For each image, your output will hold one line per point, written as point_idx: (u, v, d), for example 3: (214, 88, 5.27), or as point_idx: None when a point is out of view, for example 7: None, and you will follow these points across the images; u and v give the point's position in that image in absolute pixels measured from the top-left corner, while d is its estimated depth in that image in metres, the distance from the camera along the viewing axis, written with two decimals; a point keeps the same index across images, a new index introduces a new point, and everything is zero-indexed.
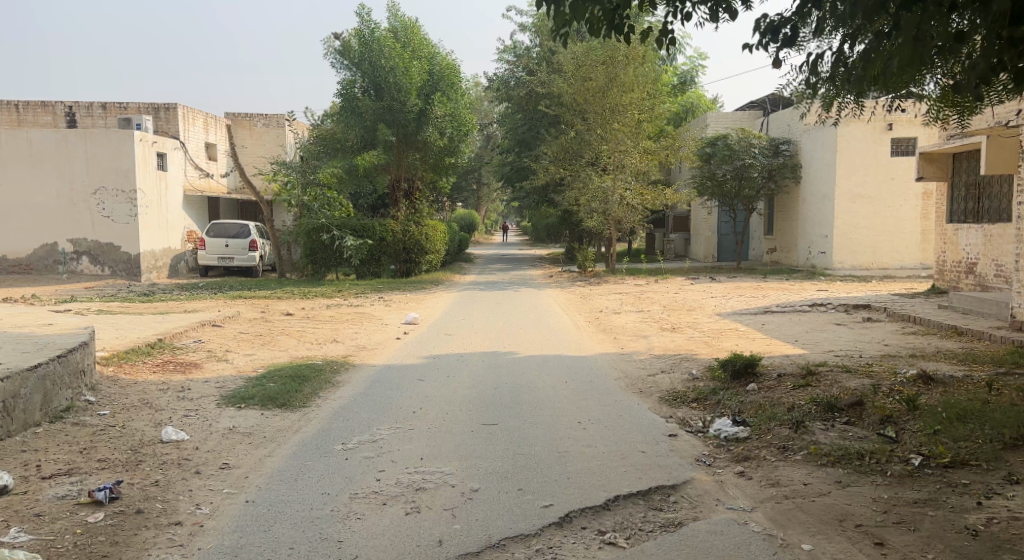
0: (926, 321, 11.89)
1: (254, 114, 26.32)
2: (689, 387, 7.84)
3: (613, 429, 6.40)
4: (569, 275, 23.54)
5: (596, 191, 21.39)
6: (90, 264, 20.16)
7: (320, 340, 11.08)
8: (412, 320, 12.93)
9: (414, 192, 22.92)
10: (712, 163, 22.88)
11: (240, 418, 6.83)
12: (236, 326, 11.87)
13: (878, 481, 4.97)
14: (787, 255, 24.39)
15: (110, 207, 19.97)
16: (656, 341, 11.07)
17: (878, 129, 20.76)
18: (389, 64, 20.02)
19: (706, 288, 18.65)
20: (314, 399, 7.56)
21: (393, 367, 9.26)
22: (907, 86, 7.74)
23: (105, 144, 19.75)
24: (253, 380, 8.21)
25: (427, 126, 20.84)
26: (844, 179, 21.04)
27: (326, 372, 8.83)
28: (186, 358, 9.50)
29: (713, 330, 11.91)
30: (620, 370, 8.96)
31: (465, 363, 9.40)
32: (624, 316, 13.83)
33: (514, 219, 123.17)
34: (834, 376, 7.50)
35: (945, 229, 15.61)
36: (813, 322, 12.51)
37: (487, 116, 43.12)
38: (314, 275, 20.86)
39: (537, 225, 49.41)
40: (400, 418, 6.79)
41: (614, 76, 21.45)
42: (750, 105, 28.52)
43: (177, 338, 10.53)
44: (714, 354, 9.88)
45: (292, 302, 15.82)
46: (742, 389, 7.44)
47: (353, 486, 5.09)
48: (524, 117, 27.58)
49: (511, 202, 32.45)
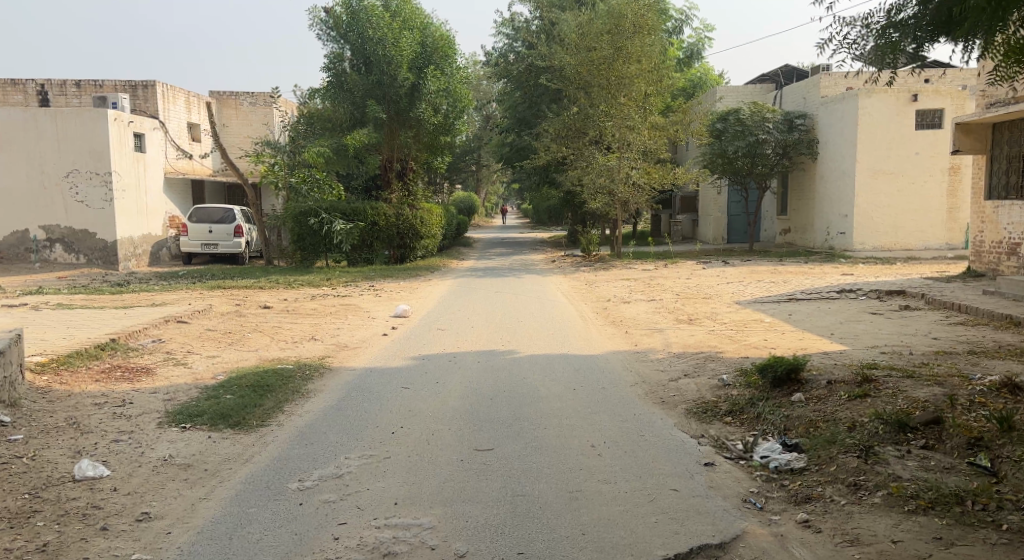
0: (973, 309, 10.64)
1: (239, 93, 24.97)
2: (720, 396, 6.64)
3: (634, 456, 5.20)
4: (572, 260, 22.31)
5: (600, 169, 19.97)
6: (65, 252, 18.92)
7: (296, 338, 9.87)
8: (401, 313, 11.68)
9: (408, 173, 21.68)
10: (724, 140, 21.39)
11: (180, 443, 5.60)
12: (205, 322, 10.65)
13: (992, 539, 3.82)
14: (802, 235, 23.13)
15: (84, 190, 18.70)
16: (673, 335, 9.84)
17: (902, 100, 19.45)
18: (378, 35, 18.69)
19: (719, 272, 17.40)
20: (275, 415, 6.36)
21: (376, 371, 8.04)
22: (986, 30, 6.41)
23: (77, 125, 18.48)
24: (207, 392, 6.98)
25: (419, 102, 19.52)
26: (866, 154, 19.69)
27: (296, 378, 7.61)
28: (138, 363, 8.28)
29: (735, 322, 10.69)
30: (637, 373, 7.75)
31: (459, 366, 8.20)
32: (634, 306, 12.62)
33: (514, 201, 121.75)
34: (896, 383, 6.27)
35: (982, 207, 14.34)
36: (845, 311, 11.29)
37: (485, 95, 41.67)
38: (303, 263, 19.60)
39: (537, 207, 48.12)
40: (375, 442, 5.58)
41: (621, 46, 20.03)
42: (761, 78, 27.13)
43: (133, 338, 9.31)
44: (742, 351, 8.66)
45: (274, 292, 14.61)
46: (785, 401, 6.21)
47: (301, 550, 3.91)
48: (524, 94, 26.22)
49: (511, 183, 31.12)
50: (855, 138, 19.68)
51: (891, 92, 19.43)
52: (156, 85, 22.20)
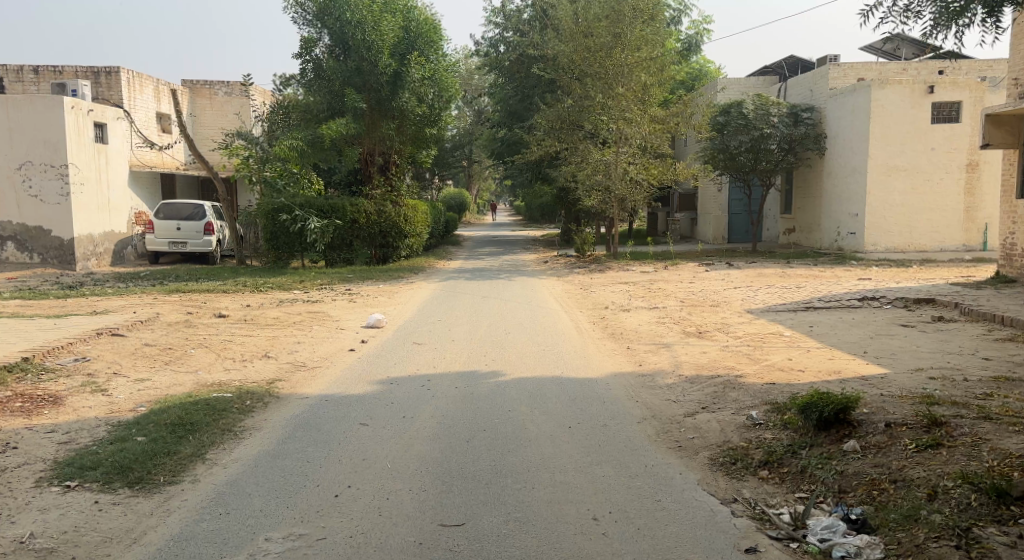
0: (1021, 323, 9.37)
1: (214, 82, 23.57)
2: (750, 440, 5.33)
3: (648, 537, 3.94)
4: (566, 261, 20.98)
5: (597, 164, 18.74)
6: (17, 251, 17.44)
7: (246, 355, 8.52)
8: (374, 323, 10.33)
9: (391, 167, 20.30)
10: (726, 134, 20.14)
11: (52, 514, 4.30)
12: (145, 335, 9.32)
13: None
14: (808, 235, 21.90)
15: (38, 184, 17.26)
16: (681, 352, 8.56)
17: (917, 91, 18.23)
18: (356, 18, 17.30)
19: (724, 275, 16.14)
20: (191, 468, 5.06)
21: (332, 401, 6.69)
22: None
23: (31, 113, 17.12)
24: (114, 433, 5.65)
25: (403, 91, 18.02)
26: (879, 149, 18.44)
27: (230, 411, 6.29)
28: (48, 391, 6.95)
29: (752, 336, 9.40)
30: (643, 404, 6.43)
31: (432, 394, 6.87)
32: (635, 315, 11.33)
33: (507, 198, 120.18)
34: (975, 429, 4.95)
35: (1015, 206, 13.14)
36: (873, 323, 9.97)
37: (477, 89, 40.28)
38: (277, 263, 18.16)
39: (530, 204, 46.72)
40: (310, 513, 4.30)
41: (619, 33, 18.69)
42: (763, 70, 25.89)
43: (52, 357, 7.97)
44: (767, 374, 7.37)
45: (238, 298, 13.25)
46: (835, 450, 4.92)
47: None
48: (517, 87, 24.90)
49: (502, 179, 29.75)
50: (867, 132, 18.43)
51: (906, 83, 18.19)
52: (121, 72, 20.82)
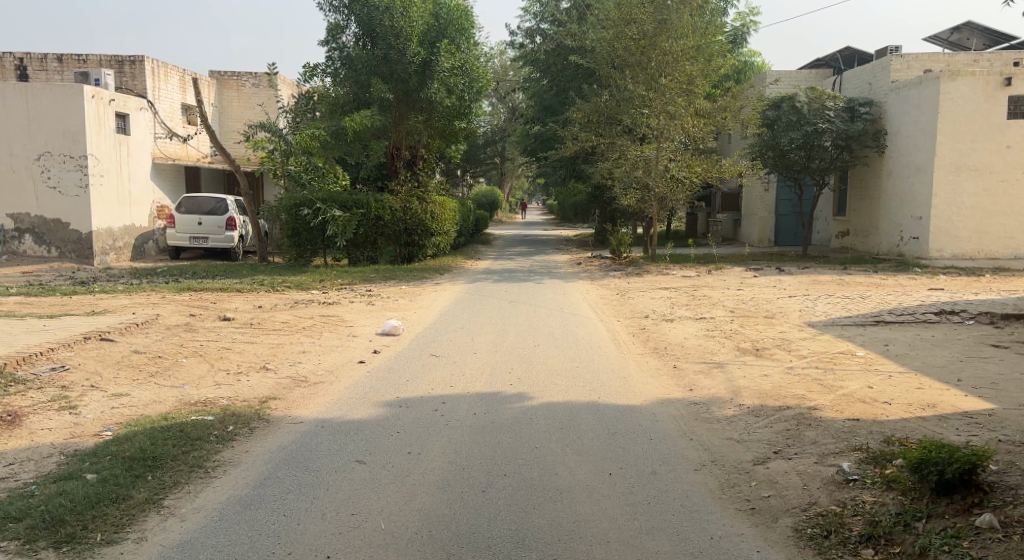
0: None
1: (242, 73, 22.90)
2: (845, 503, 4.17)
3: None
4: (601, 263, 19.80)
5: (636, 160, 17.58)
6: (34, 244, 16.82)
7: (242, 366, 7.56)
8: (389, 330, 9.31)
9: (418, 161, 19.40)
10: (777, 129, 18.81)
11: None
12: (137, 340, 8.41)
13: None
14: (864, 239, 20.45)
15: (56, 175, 16.61)
16: (739, 374, 7.40)
17: (992, 84, 16.71)
18: (384, 4, 16.40)
19: (775, 282, 14.86)
20: (145, 520, 4.08)
21: (328, 428, 5.66)
22: None
23: (49, 101, 16.47)
24: (64, 468, 4.70)
25: (432, 82, 16.98)
26: (948, 147, 16.95)
27: (205, 438, 5.30)
28: (9, 408, 6.04)
29: (818, 356, 8.18)
30: (699, 444, 5.28)
31: (446, 421, 5.80)
32: (681, 325, 10.18)
33: (539, 198, 118.88)
34: None
35: None
36: (958, 343, 8.69)
37: (510, 84, 39.22)
38: (298, 261, 17.44)
39: (564, 204, 45.44)
40: None
41: (664, 20, 17.51)
42: (815, 63, 24.41)
43: (28, 365, 7.09)
44: (846, 406, 6.19)
45: (250, 298, 12.35)
46: (964, 523, 3.75)
47: None
48: (552, 80, 23.82)
49: (535, 177, 28.71)
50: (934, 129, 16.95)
51: (980, 75, 16.68)
52: (145, 61, 20.13)
